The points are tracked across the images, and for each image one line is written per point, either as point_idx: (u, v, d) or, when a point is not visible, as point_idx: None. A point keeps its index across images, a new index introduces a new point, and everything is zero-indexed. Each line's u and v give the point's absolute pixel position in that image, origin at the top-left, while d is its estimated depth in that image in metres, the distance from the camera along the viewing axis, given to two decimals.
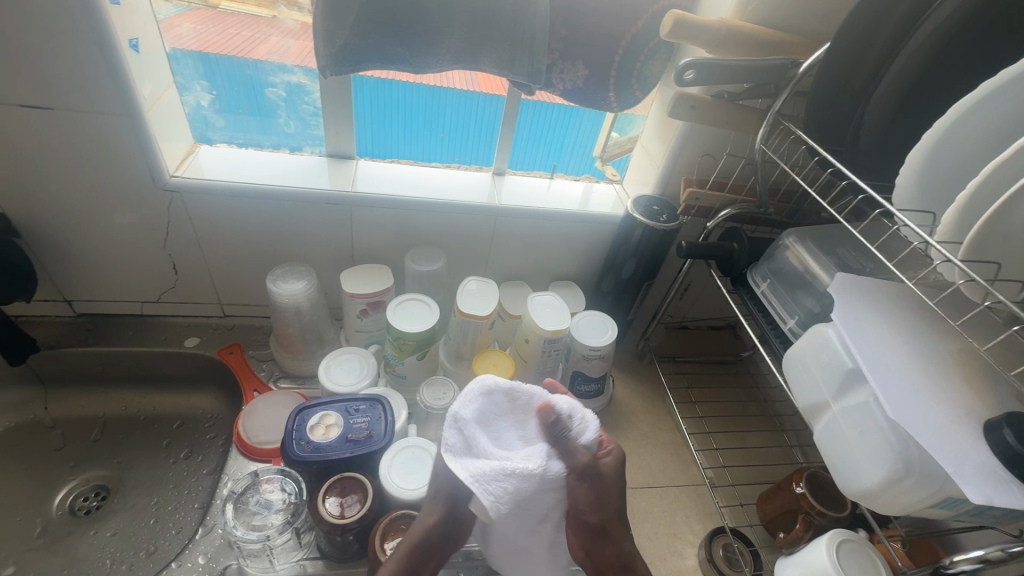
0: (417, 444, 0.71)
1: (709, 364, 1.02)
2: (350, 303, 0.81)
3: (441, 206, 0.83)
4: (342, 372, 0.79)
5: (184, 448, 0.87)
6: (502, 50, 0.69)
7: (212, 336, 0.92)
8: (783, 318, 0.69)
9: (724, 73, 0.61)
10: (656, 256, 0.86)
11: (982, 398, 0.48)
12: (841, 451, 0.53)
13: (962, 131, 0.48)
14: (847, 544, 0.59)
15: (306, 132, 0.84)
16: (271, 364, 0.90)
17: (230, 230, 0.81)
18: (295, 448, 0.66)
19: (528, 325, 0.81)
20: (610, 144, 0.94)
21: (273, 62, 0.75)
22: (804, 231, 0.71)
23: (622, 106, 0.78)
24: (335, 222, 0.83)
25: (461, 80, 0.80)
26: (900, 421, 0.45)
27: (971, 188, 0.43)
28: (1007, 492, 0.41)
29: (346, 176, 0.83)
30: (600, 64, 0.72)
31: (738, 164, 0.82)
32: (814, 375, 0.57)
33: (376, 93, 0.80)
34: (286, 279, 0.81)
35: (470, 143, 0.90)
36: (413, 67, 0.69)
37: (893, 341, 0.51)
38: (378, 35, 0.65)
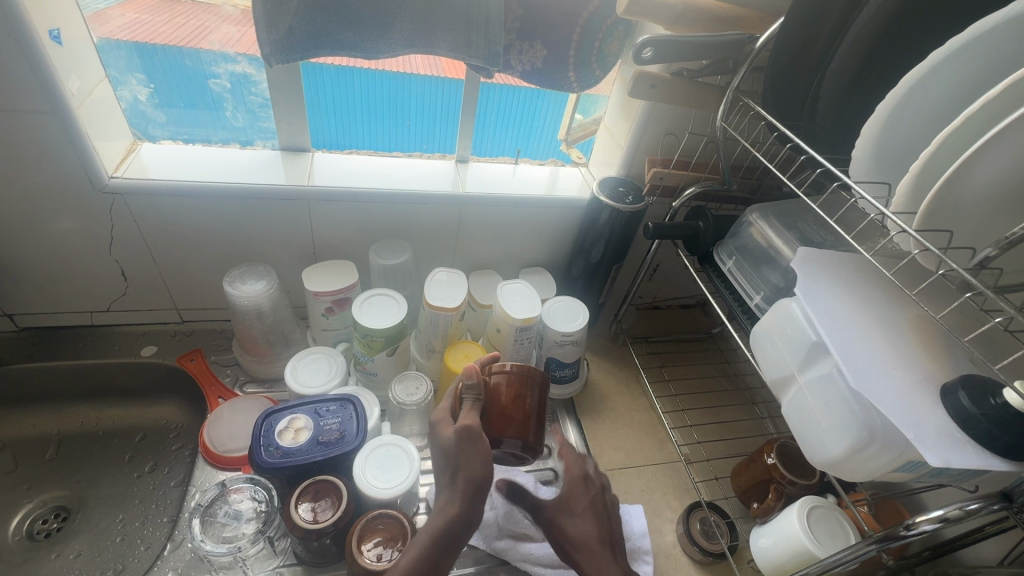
0: (391, 441, 0.70)
1: (681, 342, 1.04)
2: (315, 301, 0.79)
3: (405, 196, 0.81)
4: (310, 373, 0.76)
5: (150, 461, 0.84)
6: (457, 32, 0.67)
7: (170, 343, 0.88)
8: (749, 294, 0.70)
9: (681, 49, 0.60)
10: (623, 238, 0.85)
11: (939, 362, 0.49)
12: (807, 423, 0.54)
13: (914, 103, 0.48)
14: (816, 510, 0.63)
15: (256, 125, 0.80)
16: (236, 369, 0.87)
17: (181, 230, 0.77)
18: (264, 455, 0.65)
19: (499, 315, 0.79)
20: (574, 126, 0.94)
21: (214, 52, 0.71)
22: (767, 206, 0.71)
23: (583, 86, 0.77)
24: (291, 218, 0.80)
25: (424, 64, 0.78)
26: (864, 392, 0.45)
27: (923, 158, 0.44)
28: (961, 452, 0.42)
29: (302, 169, 0.80)
30: (559, 43, 0.71)
31: (701, 143, 0.81)
32: (779, 349, 0.58)
33: (323, 78, 0.76)
34: (244, 281, 0.77)
35: (432, 129, 0.87)
36: (365, 53, 0.67)
37: (853, 312, 0.52)
38: (325, 19, 0.62)
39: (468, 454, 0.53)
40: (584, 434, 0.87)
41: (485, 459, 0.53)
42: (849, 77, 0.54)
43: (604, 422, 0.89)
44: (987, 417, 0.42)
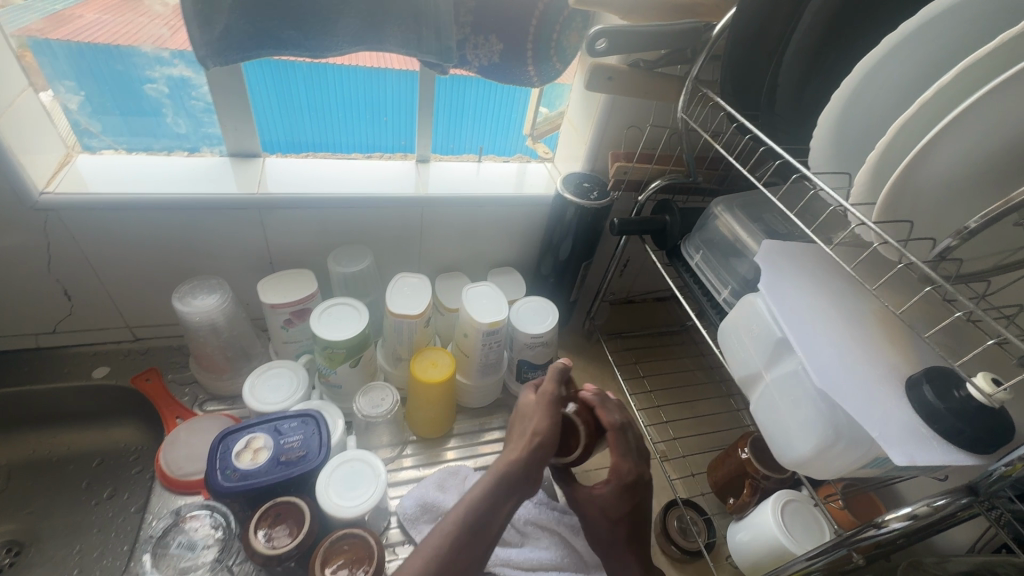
0: (357, 457, 0.67)
1: (655, 336, 1.03)
2: (272, 313, 0.76)
3: (363, 200, 0.78)
4: (270, 389, 0.73)
5: (108, 487, 0.80)
6: (407, 28, 0.64)
7: (124, 364, 0.84)
8: (717, 288, 0.68)
9: (636, 40, 0.58)
10: (591, 235, 0.83)
11: (904, 355, 0.48)
12: (775, 422, 0.53)
13: (871, 90, 0.47)
14: (790, 505, 0.63)
15: (200, 130, 0.76)
16: (195, 387, 0.83)
17: (126, 245, 0.73)
18: (220, 479, 0.62)
19: (465, 320, 0.77)
20: (540, 120, 0.91)
21: (147, 55, 0.67)
22: (732, 198, 0.70)
23: (543, 80, 0.74)
24: (244, 227, 0.76)
25: (402, 61, 0.75)
26: (828, 391, 0.44)
27: (879, 148, 0.43)
28: (926, 449, 0.41)
29: (253, 176, 0.76)
30: (514, 36, 0.68)
31: (663, 135, 0.80)
32: (747, 346, 0.56)
33: (266, 78, 0.72)
34: (195, 296, 0.74)
35: (390, 129, 0.84)
36: (310, 51, 0.63)
37: (817, 307, 0.51)
38: (264, 16, 0.59)
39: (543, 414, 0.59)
40: None
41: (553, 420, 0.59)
42: (806, 64, 0.52)
43: None
44: (950, 410, 0.41)
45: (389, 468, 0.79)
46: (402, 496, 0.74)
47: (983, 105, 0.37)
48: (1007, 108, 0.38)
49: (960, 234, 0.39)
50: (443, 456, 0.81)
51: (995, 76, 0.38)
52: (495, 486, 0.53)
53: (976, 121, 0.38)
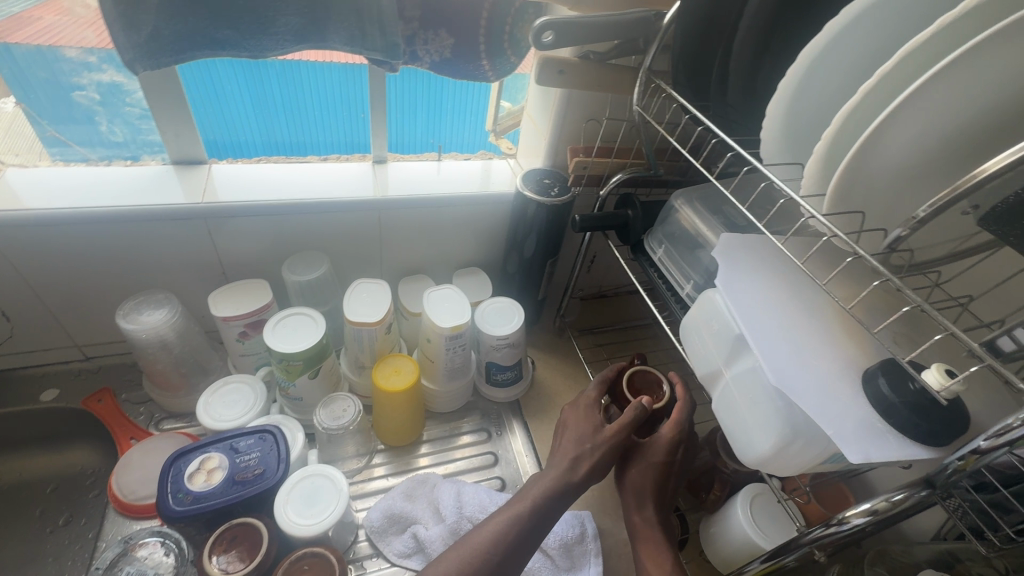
0: (317, 472, 0.65)
1: (627, 330, 1.02)
2: (226, 327, 0.73)
3: (316, 205, 0.75)
4: (226, 406, 0.71)
5: (65, 513, 0.77)
6: (351, 23, 0.59)
7: (74, 385, 0.80)
8: (680, 283, 0.67)
9: (583, 31, 0.56)
10: (555, 232, 0.81)
11: (861, 346, 0.47)
12: (737, 419, 0.52)
13: (819, 76, 0.46)
14: (759, 500, 0.62)
15: (138, 138, 0.72)
16: (150, 406, 0.80)
17: (63, 263, 0.69)
18: (171, 503, 0.59)
19: (427, 325, 0.75)
20: (501, 115, 0.89)
21: (72, 60, 0.63)
22: (691, 191, 0.69)
23: (500, 75, 0.70)
24: (191, 238, 0.73)
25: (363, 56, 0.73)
26: (783, 388, 0.43)
27: (826, 138, 0.42)
28: (883, 444, 0.40)
29: (197, 184, 0.72)
30: (465, 30, 0.64)
31: (622, 127, 0.78)
32: (707, 342, 0.56)
33: (205, 81, 0.69)
34: (140, 311, 0.71)
35: (344, 130, 0.81)
36: (251, 53, 0.58)
37: (774, 301, 0.50)
38: (195, 15, 0.54)
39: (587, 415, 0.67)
40: (532, 436, 0.84)
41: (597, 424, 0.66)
42: (754, 51, 0.51)
43: (552, 421, 0.86)
44: (905, 403, 0.40)
45: (357, 479, 0.76)
46: (370, 508, 0.72)
47: (926, 91, 0.36)
48: (951, 92, 0.36)
49: (910, 224, 0.38)
50: (414, 464, 0.79)
51: (938, 60, 0.37)
52: (535, 504, 0.60)
53: (922, 107, 0.37)
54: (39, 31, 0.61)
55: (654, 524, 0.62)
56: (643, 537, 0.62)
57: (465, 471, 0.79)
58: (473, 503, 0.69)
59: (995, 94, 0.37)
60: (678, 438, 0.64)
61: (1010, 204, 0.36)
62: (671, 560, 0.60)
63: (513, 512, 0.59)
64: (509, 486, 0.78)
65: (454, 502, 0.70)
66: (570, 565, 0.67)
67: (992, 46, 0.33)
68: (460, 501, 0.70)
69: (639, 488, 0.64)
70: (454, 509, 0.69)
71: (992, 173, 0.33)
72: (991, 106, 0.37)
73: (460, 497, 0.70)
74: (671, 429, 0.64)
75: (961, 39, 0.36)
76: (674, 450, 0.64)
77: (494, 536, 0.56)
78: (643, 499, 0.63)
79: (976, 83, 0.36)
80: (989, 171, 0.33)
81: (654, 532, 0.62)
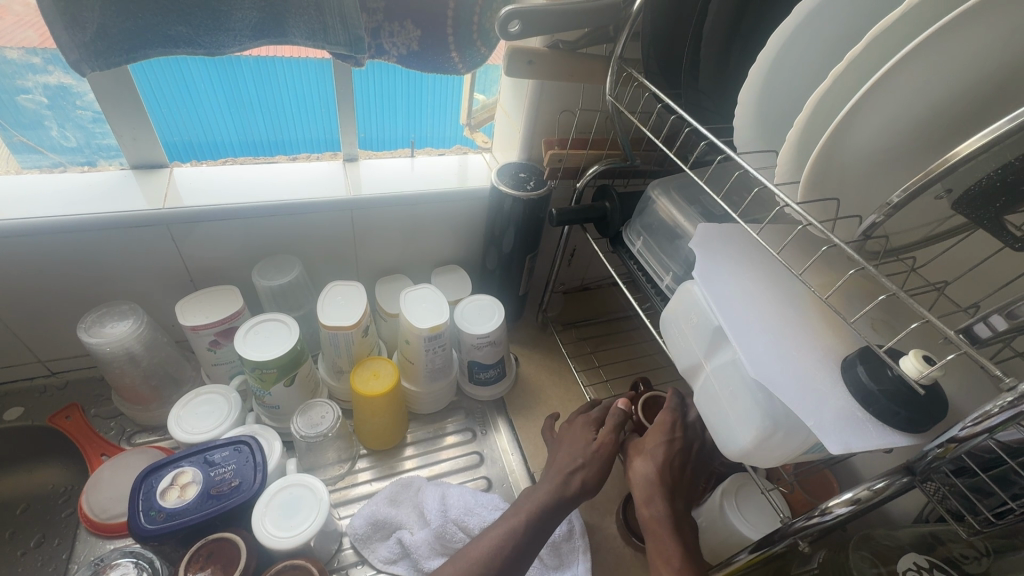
0: (296, 481, 0.63)
1: (610, 322, 1.01)
2: (195, 336, 0.70)
3: (285, 207, 0.72)
4: (198, 417, 0.68)
5: (35, 535, 0.72)
6: (310, 16, 0.56)
7: (39, 402, 0.77)
8: (659, 275, 0.66)
9: (552, 20, 0.54)
10: (533, 226, 0.80)
11: (840, 334, 0.47)
12: (720, 412, 0.51)
13: (790, 62, 0.45)
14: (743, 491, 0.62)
15: (92, 142, 0.69)
16: (121, 420, 0.78)
17: (18, 276, 0.66)
18: (143, 521, 0.57)
19: (405, 326, 0.74)
20: (476, 108, 0.87)
21: (14, 63, 0.60)
22: (668, 181, 0.68)
23: (470, 67, 0.68)
24: (153, 245, 0.70)
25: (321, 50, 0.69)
26: (762, 380, 0.43)
27: (798, 125, 0.41)
28: (864, 434, 0.39)
29: (158, 189, 0.69)
30: (432, 21, 0.61)
31: (596, 118, 0.77)
32: (687, 335, 0.55)
33: (161, 81, 0.65)
34: (104, 324, 0.68)
35: (312, 128, 0.78)
36: (206, 50, 0.55)
37: (752, 291, 0.50)
38: (142, 12, 0.50)
39: (577, 428, 0.69)
40: (517, 433, 0.83)
41: (585, 433, 0.67)
42: (723, 37, 0.50)
43: (537, 418, 0.85)
44: (883, 392, 0.39)
45: (340, 485, 0.74)
46: (353, 515, 0.70)
47: (896, 73, 0.35)
48: (921, 75, 0.36)
49: (884, 211, 0.37)
50: (398, 467, 0.78)
51: (909, 40, 0.36)
52: (526, 527, 0.59)
53: (893, 90, 0.37)
54: None
55: (663, 517, 0.58)
56: (653, 534, 0.58)
57: (451, 472, 0.78)
58: (458, 504, 0.68)
59: (965, 74, 0.36)
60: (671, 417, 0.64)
61: (984, 186, 0.35)
62: (680, 553, 0.56)
63: (506, 528, 0.59)
64: (496, 484, 0.77)
65: (438, 505, 0.68)
66: (559, 563, 0.67)
67: (961, 25, 0.32)
68: (445, 503, 0.69)
69: (646, 481, 0.61)
70: (439, 513, 0.67)
71: (965, 156, 0.32)
72: (961, 86, 0.37)
73: (445, 499, 0.69)
74: (665, 413, 0.65)
75: (929, 19, 0.35)
76: (671, 433, 0.63)
77: (495, 549, 0.57)
78: (651, 492, 0.60)
79: (946, 65, 0.35)
80: (963, 154, 0.32)
81: (665, 527, 0.57)
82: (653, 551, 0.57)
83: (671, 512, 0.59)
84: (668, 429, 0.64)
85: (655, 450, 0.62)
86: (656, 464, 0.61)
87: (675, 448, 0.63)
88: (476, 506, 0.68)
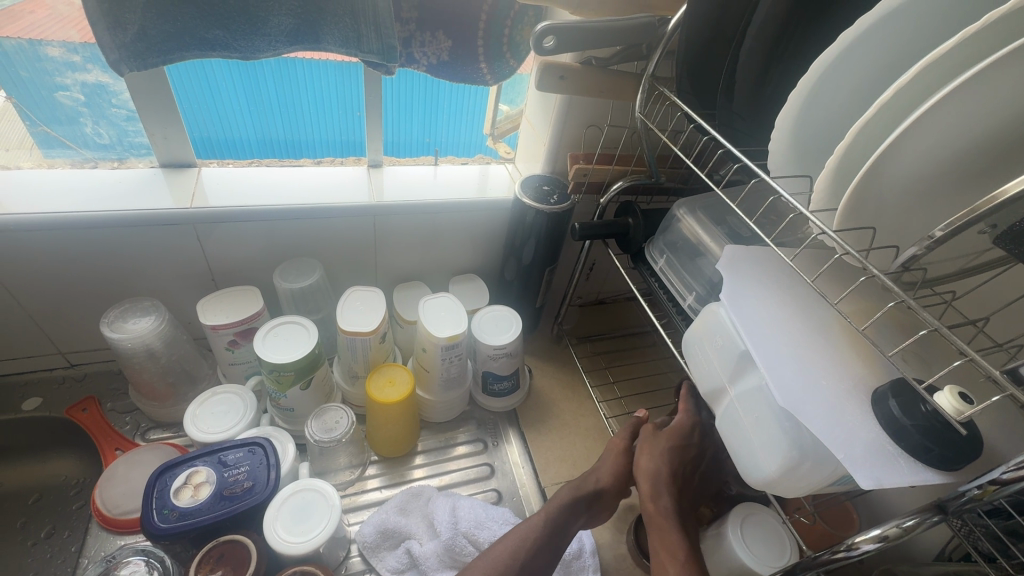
0: (309, 487, 0.63)
1: (625, 338, 1.00)
2: (214, 335, 0.71)
3: (307, 211, 0.72)
4: (214, 417, 0.69)
5: (46, 525, 0.72)
6: (344, 26, 0.56)
7: (58, 392, 0.78)
8: (681, 294, 0.65)
9: (587, 38, 0.54)
10: (554, 239, 0.79)
11: (872, 365, 0.46)
12: (744, 439, 0.51)
13: (830, 91, 0.45)
14: (754, 522, 0.60)
15: (124, 140, 0.71)
16: (136, 415, 0.78)
17: (45, 264, 0.67)
18: (156, 520, 0.57)
19: (423, 334, 0.73)
20: (500, 119, 0.87)
21: (58, 61, 0.61)
22: (694, 200, 0.67)
23: (499, 80, 0.68)
24: (178, 243, 0.71)
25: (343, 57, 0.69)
26: (791, 409, 0.42)
27: (837, 153, 0.40)
28: (896, 470, 0.38)
29: (187, 188, 0.70)
30: (463, 32, 0.61)
31: (622, 134, 0.77)
32: (711, 358, 0.54)
33: (194, 82, 0.67)
34: (127, 320, 0.69)
35: (337, 133, 0.79)
36: (242, 54, 0.56)
37: (782, 317, 0.49)
38: (182, 16, 0.51)
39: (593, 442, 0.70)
40: (529, 447, 0.82)
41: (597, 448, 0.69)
42: (761, 63, 0.50)
43: (549, 432, 0.84)
44: (916, 427, 0.38)
45: (350, 491, 0.74)
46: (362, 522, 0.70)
47: (943, 105, 0.35)
48: (968, 108, 0.35)
49: (924, 244, 0.36)
50: (408, 475, 0.77)
51: (957, 72, 0.35)
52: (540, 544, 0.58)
53: (938, 122, 0.36)
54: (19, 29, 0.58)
55: (670, 513, 0.58)
56: (657, 526, 0.57)
57: (461, 483, 0.77)
58: (469, 517, 0.68)
59: (1014, 108, 0.35)
60: (691, 421, 0.65)
61: None
62: (685, 550, 0.55)
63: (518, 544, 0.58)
64: (506, 498, 0.76)
65: (449, 517, 0.68)
66: None
67: (1013, 59, 0.31)
68: (455, 515, 0.68)
69: (654, 476, 0.60)
70: (449, 526, 0.67)
71: (1014, 194, 0.31)
72: (1010, 120, 0.36)
73: (455, 511, 0.68)
74: (685, 416, 0.66)
75: (978, 52, 0.35)
76: (687, 438, 0.64)
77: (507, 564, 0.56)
78: (659, 488, 0.60)
79: (995, 98, 0.34)
80: (1012, 192, 0.31)
81: (670, 521, 0.57)
82: (655, 543, 0.56)
83: (677, 510, 0.59)
84: (683, 434, 0.64)
85: (666, 449, 0.62)
86: (666, 464, 0.61)
87: (686, 452, 0.63)
88: (488, 519, 0.68)
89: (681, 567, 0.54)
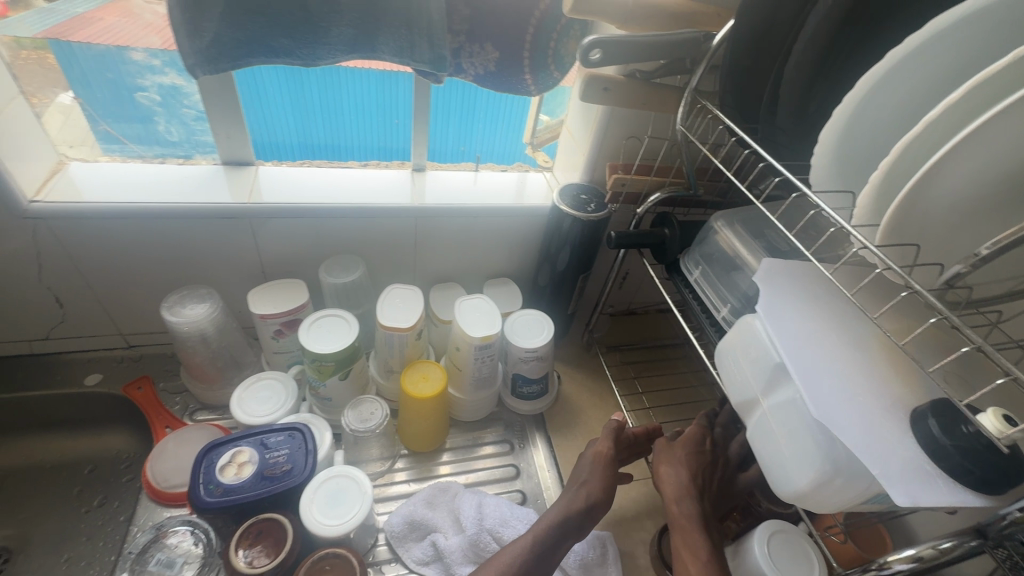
0: (343, 472, 0.65)
1: (654, 349, 1.00)
2: (262, 324, 0.75)
3: (353, 210, 0.76)
4: (258, 402, 0.72)
5: (99, 494, 0.77)
6: (400, 36, 0.59)
7: (117, 370, 0.83)
8: (715, 305, 0.66)
9: (633, 51, 0.56)
10: (589, 247, 0.81)
11: (911, 384, 0.45)
12: (775, 451, 0.51)
13: (877, 108, 0.45)
14: (781, 538, 0.59)
15: (192, 138, 0.76)
16: (186, 396, 0.83)
17: (114, 250, 0.72)
18: (202, 494, 0.60)
19: (458, 333, 0.76)
20: (540, 128, 0.90)
21: (139, 64, 0.67)
22: (732, 213, 0.68)
23: (543, 90, 0.70)
24: (234, 236, 0.75)
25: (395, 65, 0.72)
26: (825, 422, 0.42)
27: (881, 169, 0.41)
28: (933, 489, 0.38)
29: (245, 185, 0.75)
30: (511, 43, 0.64)
31: (662, 146, 0.78)
32: (744, 369, 0.55)
33: (258, 85, 0.71)
34: (184, 305, 0.74)
35: (385, 137, 0.83)
36: (305, 61, 0.60)
37: (819, 331, 0.49)
38: (254, 25, 0.55)
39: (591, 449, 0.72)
40: (554, 451, 0.83)
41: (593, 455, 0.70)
42: (806, 79, 0.50)
43: (575, 437, 0.85)
44: (956, 448, 0.38)
45: (380, 482, 0.77)
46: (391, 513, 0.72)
47: (994, 124, 0.35)
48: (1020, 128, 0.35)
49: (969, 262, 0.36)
50: (435, 471, 0.79)
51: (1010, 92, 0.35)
52: None
53: (988, 141, 0.36)
54: (101, 30, 0.64)
55: (692, 516, 0.59)
56: (681, 530, 0.58)
57: (487, 482, 0.79)
58: (493, 514, 0.69)
59: None
60: (702, 431, 0.67)
61: None
62: (707, 550, 0.56)
63: None
64: (530, 500, 0.77)
65: (474, 512, 0.69)
66: None
67: None
68: (480, 511, 0.69)
69: (675, 483, 0.62)
70: (474, 521, 0.68)
71: None
72: None
73: (480, 508, 0.70)
74: (696, 427, 0.68)
75: None
76: (703, 444, 0.66)
77: None
78: (681, 493, 0.61)
79: None
80: None
81: (694, 524, 0.58)
82: (679, 546, 0.57)
83: (700, 512, 0.59)
84: (698, 442, 0.66)
85: (683, 457, 0.64)
86: (686, 471, 0.62)
87: (704, 458, 0.65)
88: (511, 517, 0.69)
89: (704, 567, 0.54)
